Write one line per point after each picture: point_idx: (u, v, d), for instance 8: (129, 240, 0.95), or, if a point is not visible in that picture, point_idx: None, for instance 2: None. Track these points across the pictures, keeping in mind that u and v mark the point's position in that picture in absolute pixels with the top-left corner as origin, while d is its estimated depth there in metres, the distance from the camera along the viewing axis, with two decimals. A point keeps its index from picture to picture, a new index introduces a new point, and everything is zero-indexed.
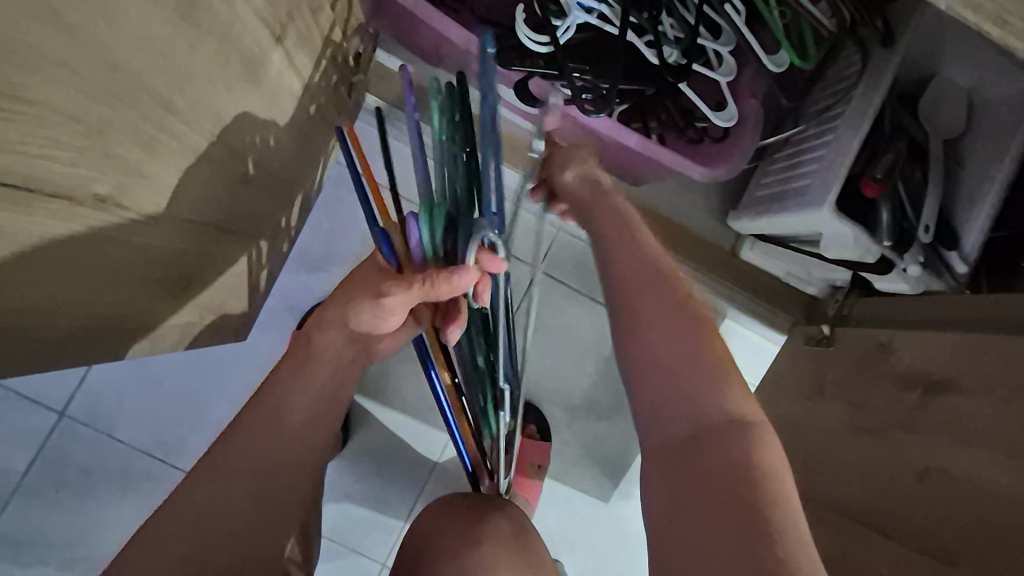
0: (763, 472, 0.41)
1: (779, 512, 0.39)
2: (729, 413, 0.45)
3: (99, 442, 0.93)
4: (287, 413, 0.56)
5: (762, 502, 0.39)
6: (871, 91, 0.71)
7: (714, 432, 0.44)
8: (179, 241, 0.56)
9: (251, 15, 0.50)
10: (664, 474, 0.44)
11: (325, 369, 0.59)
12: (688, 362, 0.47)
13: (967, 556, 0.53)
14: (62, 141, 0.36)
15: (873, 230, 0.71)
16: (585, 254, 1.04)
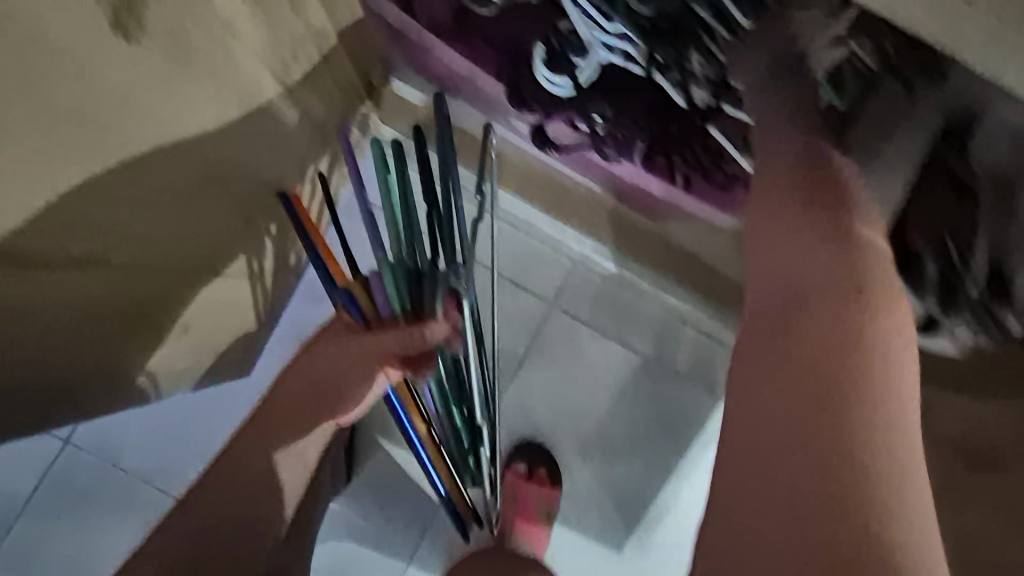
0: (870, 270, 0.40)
1: (900, 516, 0.31)
2: (873, 395, 0.35)
3: (103, 469, 0.91)
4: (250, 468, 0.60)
5: (868, 478, 0.32)
6: (920, 130, 0.64)
7: (827, 389, 0.35)
8: (173, 288, 0.54)
9: (251, 59, 0.47)
10: (762, 356, 0.38)
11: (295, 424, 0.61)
12: (826, 340, 0.37)
13: None
14: (34, 209, 0.33)
15: (919, 286, 0.66)
16: (604, 291, 1.00)
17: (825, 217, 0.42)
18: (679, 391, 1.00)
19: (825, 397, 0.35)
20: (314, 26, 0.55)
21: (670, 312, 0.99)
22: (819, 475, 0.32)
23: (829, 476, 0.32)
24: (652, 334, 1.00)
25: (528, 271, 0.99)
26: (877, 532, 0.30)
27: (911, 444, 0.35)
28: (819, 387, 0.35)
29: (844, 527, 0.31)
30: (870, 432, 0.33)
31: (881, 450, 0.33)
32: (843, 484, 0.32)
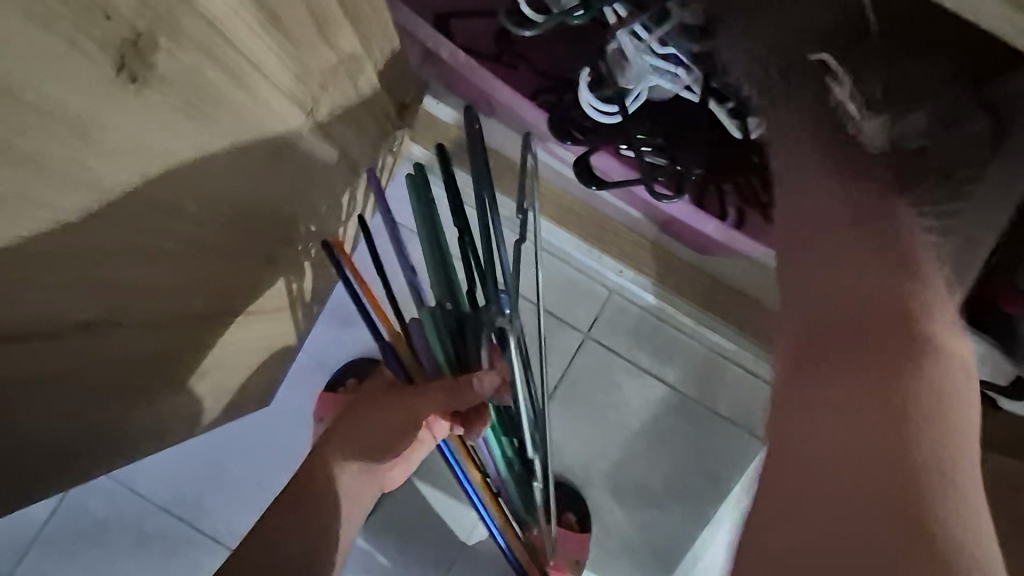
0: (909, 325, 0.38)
1: (963, 517, 0.31)
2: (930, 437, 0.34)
3: (120, 496, 0.89)
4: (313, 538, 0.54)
5: (933, 493, 0.32)
6: None
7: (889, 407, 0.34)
8: (189, 337, 0.50)
9: (274, 95, 0.43)
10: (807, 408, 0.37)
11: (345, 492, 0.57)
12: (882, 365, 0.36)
13: None
14: (28, 281, 0.29)
15: (1010, 348, 0.58)
16: (641, 324, 0.94)
17: (871, 236, 0.43)
18: (719, 432, 0.94)
19: (892, 415, 0.34)
20: (345, 53, 0.51)
21: (712, 347, 0.93)
22: (895, 497, 0.32)
23: (891, 488, 0.32)
24: (691, 370, 0.94)
25: (561, 300, 0.93)
26: (957, 547, 0.30)
27: (962, 446, 0.34)
28: (889, 408, 0.34)
29: (920, 544, 0.30)
30: (921, 434, 0.34)
31: (937, 471, 0.32)
32: (901, 493, 0.32)
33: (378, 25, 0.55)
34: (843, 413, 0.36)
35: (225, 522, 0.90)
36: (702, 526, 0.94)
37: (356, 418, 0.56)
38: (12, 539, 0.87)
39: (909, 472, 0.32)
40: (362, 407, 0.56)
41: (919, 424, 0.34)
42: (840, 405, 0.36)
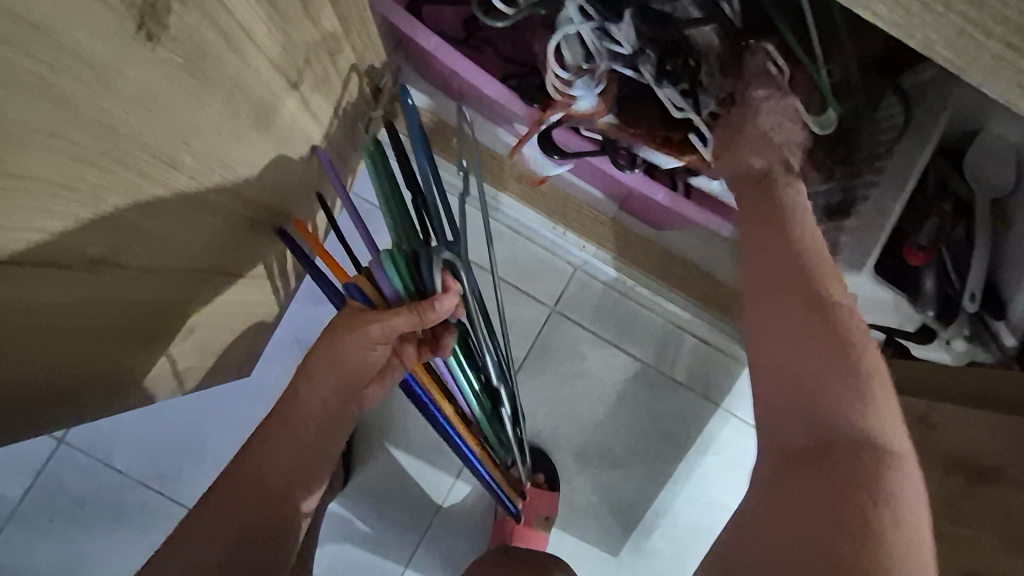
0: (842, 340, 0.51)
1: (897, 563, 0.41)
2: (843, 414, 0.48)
3: (97, 471, 0.91)
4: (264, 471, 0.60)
5: (862, 506, 0.43)
6: (916, 145, 0.67)
7: (844, 482, 0.45)
8: (178, 291, 0.53)
9: (263, 63, 0.47)
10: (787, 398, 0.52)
11: (304, 426, 0.61)
12: (832, 378, 0.49)
13: None
14: (52, 211, 0.33)
15: (915, 299, 0.66)
16: (603, 298, 1.01)
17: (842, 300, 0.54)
18: (675, 398, 1.01)
19: (846, 492, 0.44)
20: (326, 31, 0.55)
21: (667, 318, 1.00)
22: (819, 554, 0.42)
23: (836, 515, 0.43)
24: (649, 341, 1.01)
25: (528, 276, 1.00)
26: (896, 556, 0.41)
27: (906, 475, 0.45)
28: (845, 522, 0.43)
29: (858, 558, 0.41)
30: (874, 472, 0.45)
31: (878, 482, 0.44)
32: (867, 539, 0.41)
33: (355, 9, 0.60)
34: (816, 491, 0.46)
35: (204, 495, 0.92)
36: (662, 485, 1.01)
37: (321, 359, 0.58)
38: None
39: (847, 500, 0.44)
40: (333, 344, 0.57)
41: (879, 480, 0.44)
42: (816, 409, 0.49)
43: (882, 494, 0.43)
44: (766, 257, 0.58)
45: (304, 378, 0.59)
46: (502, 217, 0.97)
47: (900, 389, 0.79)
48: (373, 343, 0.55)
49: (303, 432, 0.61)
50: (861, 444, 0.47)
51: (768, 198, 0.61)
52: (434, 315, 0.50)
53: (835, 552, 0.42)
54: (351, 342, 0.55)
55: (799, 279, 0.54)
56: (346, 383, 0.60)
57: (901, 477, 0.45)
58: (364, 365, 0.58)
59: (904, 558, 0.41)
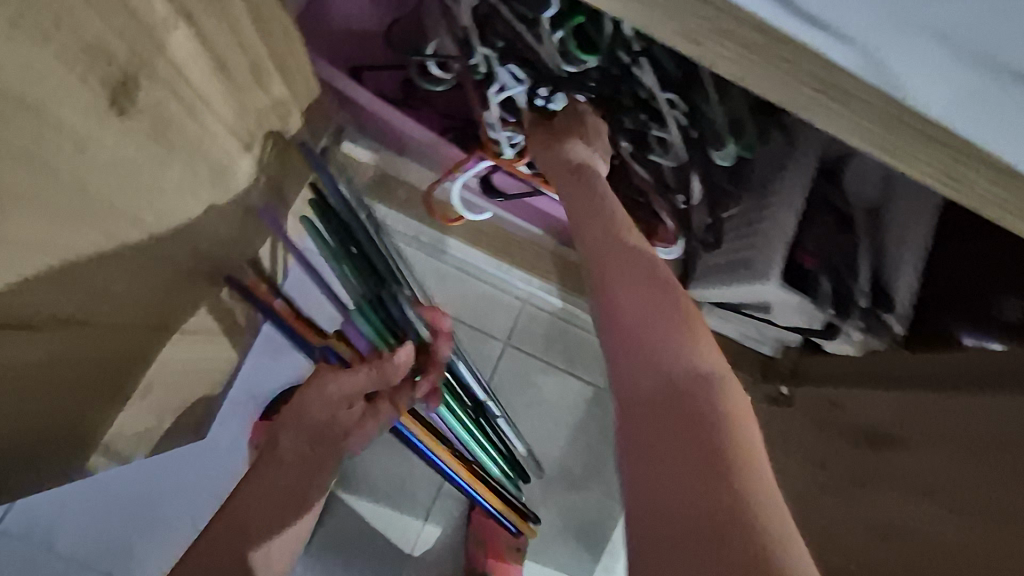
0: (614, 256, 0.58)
1: (744, 484, 0.39)
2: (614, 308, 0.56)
3: (31, 560, 0.84)
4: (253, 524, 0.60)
5: (731, 471, 0.40)
6: (801, 174, 0.80)
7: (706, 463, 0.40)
8: (134, 346, 0.54)
9: (220, 128, 0.52)
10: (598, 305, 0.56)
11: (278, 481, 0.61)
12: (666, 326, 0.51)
13: None
14: (25, 269, 0.35)
15: (817, 299, 0.77)
16: (551, 327, 1.07)
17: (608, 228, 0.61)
18: None
19: (719, 479, 0.39)
20: (276, 98, 0.60)
21: None
22: (712, 550, 0.36)
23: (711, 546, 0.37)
24: (598, 363, 1.07)
25: (481, 312, 1.05)
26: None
27: (759, 454, 0.42)
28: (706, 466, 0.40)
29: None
30: (719, 435, 0.42)
31: (764, 493, 0.39)
32: (731, 530, 0.37)
33: (302, 76, 0.65)
34: (674, 460, 0.41)
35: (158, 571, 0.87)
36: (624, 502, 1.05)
37: (293, 419, 0.61)
38: None
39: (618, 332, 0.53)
40: (302, 398, 0.60)
41: (729, 424, 0.43)
42: (657, 397, 0.46)
43: (692, 425, 0.43)
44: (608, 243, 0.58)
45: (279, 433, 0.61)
46: (451, 258, 1.03)
47: (816, 380, 0.90)
48: (331, 398, 0.59)
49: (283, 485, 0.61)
50: (656, 407, 0.46)
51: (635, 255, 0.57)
52: (390, 365, 0.57)
53: (699, 509, 0.38)
54: (317, 397, 0.59)
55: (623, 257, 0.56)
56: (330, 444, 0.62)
57: (733, 402, 0.45)
58: (342, 426, 0.62)
59: (791, 533, 0.37)
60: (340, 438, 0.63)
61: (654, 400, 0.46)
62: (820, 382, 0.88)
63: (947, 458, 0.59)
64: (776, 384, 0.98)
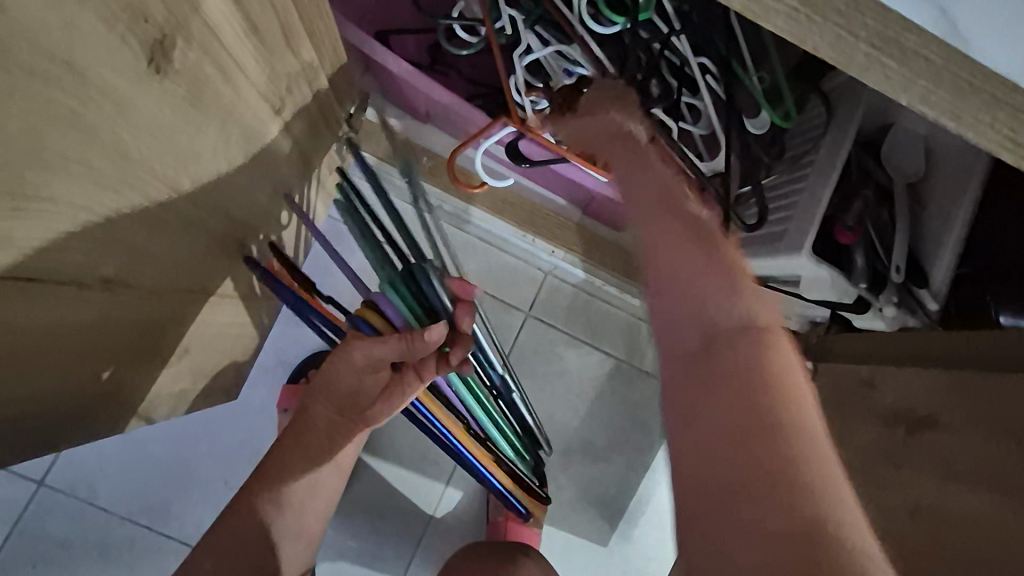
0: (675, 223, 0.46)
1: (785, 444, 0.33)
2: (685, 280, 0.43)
3: (81, 512, 0.89)
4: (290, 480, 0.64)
5: (776, 435, 0.33)
6: (838, 141, 0.76)
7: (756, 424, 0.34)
8: (173, 310, 0.56)
9: (252, 92, 0.51)
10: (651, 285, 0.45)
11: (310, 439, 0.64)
12: (688, 254, 0.43)
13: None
14: (73, 231, 0.36)
15: (850, 274, 0.76)
16: (575, 300, 1.06)
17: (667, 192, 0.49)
18: (652, 389, 1.07)
19: (774, 445, 0.33)
20: (305, 62, 0.60)
21: (636, 314, 1.07)
22: (777, 513, 0.31)
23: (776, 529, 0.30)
24: (620, 336, 1.07)
25: (505, 284, 1.05)
26: (850, 548, 0.29)
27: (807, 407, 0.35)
28: (751, 433, 0.34)
29: (830, 554, 0.29)
30: (765, 391, 0.35)
31: (814, 456, 0.33)
32: (797, 493, 0.31)
33: (330, 40, 0.64)
34: (717, 427, 0.35)
35: (198, 525, 0.92)
36: (643, 474, 1.07)
37: (322, 383, 0.62)
38: None
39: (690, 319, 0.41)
40: (328, 365, 0.61)
41: (768, 372, 0.36)
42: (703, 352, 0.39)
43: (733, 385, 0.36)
44: (647, 177, 0.51)
45: (310, 396, 0.64)
46: (475, 229, 1.02)
47: (845, 359, 0.88)
48: (356, 367, 0.59)
49: (314, 444, 0.65)
50: (704, 374, 0.38)
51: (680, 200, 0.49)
52: (421, 341, 0.53)
53: (750, 476, 0.33)
54: (340, 364, 0.60)
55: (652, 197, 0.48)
56: (354, 404, 0.63)
57: (772, 357, 0.37)
58: (363, 390, 0.62)
59: (849, 500, 0.32)
60: (363, 403, 0.63)
61: (694, 371, 0.38)
62: (848, 361, 0.87)
63: (983, 439, 0.58)
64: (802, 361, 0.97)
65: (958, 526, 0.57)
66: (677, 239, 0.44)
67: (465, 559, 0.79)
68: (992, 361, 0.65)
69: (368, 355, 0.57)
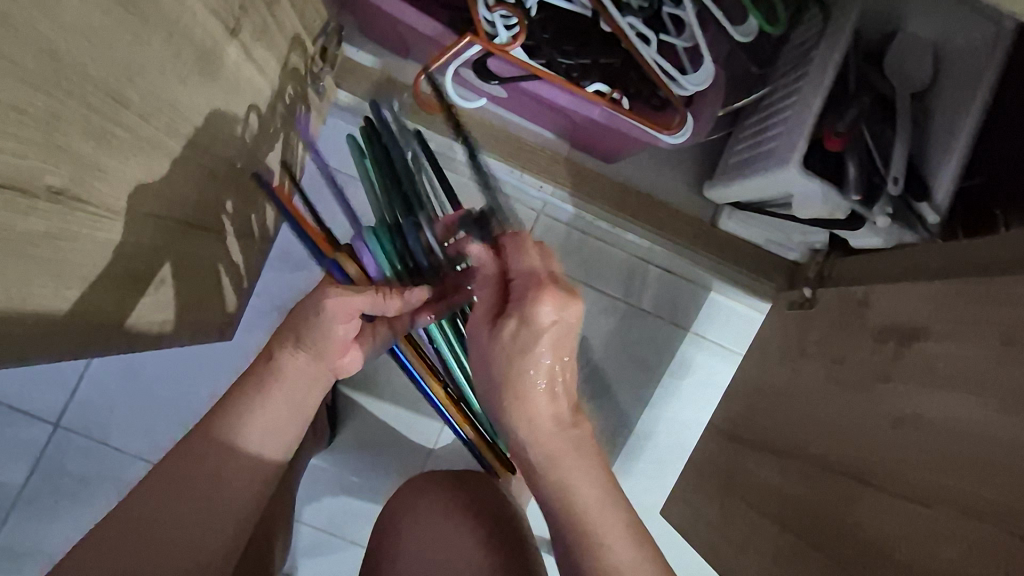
0: (512, 378, 0.53)
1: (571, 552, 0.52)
2: (560, 463, 0.53)
3: (94, 450, 0.94)
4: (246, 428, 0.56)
5: (589, 548, 0.51)
6: (831, 47, 0.72)
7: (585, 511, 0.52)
8: (142, 235, 0.56)
9: (199, 5, 0.50)
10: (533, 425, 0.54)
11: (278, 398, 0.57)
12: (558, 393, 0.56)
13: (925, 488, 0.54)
14: (7, 131, 0.36)
15: (842, 186, 0.72)
16: (567, 238, 1.05)
17: (506, 333, 0.53)
18: (647, 325, 1.06)
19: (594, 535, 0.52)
20: None
21: (631, 251, 1.05)
22: None
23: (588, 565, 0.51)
24: (614, 273, 1.05)
25: None
26: None
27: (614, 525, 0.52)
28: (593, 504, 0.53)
29: None
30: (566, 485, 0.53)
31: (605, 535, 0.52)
32: None
33: None
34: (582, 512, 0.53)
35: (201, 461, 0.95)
36: (640, 409, 1.07)
37: (290, 332, 0.56)
38: None
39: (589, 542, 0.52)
40: (298, 311, 0.56)
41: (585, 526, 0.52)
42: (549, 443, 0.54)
43: (573, 505, 0.53)
44: (520, 342, 0.52)
45: (275, 347, 0.57)
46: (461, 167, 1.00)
47: (842, 287, 0.83)
48: (331, 320, 0.54)
49: (276, 409, 0.57)
50: (530, 464, 0.55)
51: (535, 313, 0.51)
52: (399, 301, 0.54)
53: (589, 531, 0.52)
54: (314, 315, 0.54)
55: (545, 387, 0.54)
56: (329, 361, 0.57)
57: (592, 499, 0.53)
58: (339, 344, 0.56)
59: None
60: (337, 356, 0.58)
61: (566, 441, 0.54)
62: (846, 286, 0.83)
63: (973, 344, 0.56)
64: (799, 289, 0.94)
65: (941, 431, 0.55)
66: (538, 355, 0.53)
67: (417, 488, 0.75)
68: (986, 266, 0.62)
69: (349, 309, 0.54)
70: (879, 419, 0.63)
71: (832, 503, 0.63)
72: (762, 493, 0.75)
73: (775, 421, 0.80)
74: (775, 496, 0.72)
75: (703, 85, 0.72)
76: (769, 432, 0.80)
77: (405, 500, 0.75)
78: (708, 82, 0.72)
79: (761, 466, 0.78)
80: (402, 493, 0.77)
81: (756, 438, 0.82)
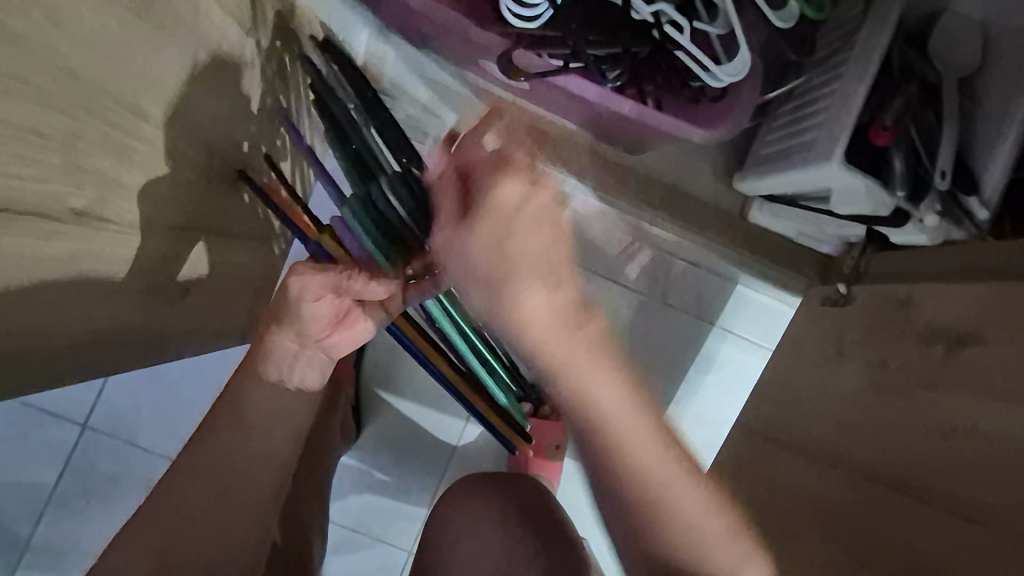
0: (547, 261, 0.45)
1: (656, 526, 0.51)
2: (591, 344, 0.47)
3: (123, 451, 0.95)
4: (250, 417, 0.57)
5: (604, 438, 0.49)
6: (876, 32, 0.68)
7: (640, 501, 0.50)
8: (165, 248, 0.55)
9: (214, 7, 0.48)
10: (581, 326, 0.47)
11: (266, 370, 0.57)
12: (596, 372, 0.47)
13: (979, 504, 0.52)
14: (27, 157, 0.34)
15: (887, 181, 0.69)
16: (591, 232, 1.02)
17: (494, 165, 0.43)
18: (672, 319, 1.04)
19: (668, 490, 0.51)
20: None
21: (657, 245, 1.02)
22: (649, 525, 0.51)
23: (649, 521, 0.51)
24: (638, 267, 1.03)
25: None
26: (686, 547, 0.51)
27: (682, 485, 0.51)
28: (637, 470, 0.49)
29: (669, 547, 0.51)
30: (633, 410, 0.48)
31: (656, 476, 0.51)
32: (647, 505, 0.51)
33: None
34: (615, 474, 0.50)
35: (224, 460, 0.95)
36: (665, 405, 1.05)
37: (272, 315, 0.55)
38: (23, 505, 0.92)
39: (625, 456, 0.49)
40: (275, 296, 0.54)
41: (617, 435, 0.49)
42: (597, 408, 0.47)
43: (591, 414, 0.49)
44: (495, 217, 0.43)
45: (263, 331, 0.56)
46: None
47: (883, 284, 0.80)
48: (302, 300, 0.52)
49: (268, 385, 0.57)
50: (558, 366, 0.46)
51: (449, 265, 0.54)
52: (366, 283, 0.50)
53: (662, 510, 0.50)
54: (286, 298, 0.52)
55: (550, 333, 0.45)
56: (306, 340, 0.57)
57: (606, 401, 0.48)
58: (316, 322, 0.54)
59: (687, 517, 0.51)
60: (320, 332, 0.56)
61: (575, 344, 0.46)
62: (887, 283, 0.79)
63: None
64: (833, 284, 0.91)
65: (995, 445, 0.53)
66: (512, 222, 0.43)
67: (459, 496, 0.75)
68: None
69: (319, 287, 0.51)
70: (928, 429, 0.61)
71: (876, 511, 0.62)
72: (798, 498, 0.74)
73: (813, 423, 0.78)
74: (812, 500, 0.71)
75: (739, 76, 0.69)
76: (805, 434, 0.78)
77: (448, 505, 0.75)
78: (744, 73, 0.69)
79: (797, 470, 0.76)
80: (447, 498, 0.76)
81: (793, 441, 0.80)
